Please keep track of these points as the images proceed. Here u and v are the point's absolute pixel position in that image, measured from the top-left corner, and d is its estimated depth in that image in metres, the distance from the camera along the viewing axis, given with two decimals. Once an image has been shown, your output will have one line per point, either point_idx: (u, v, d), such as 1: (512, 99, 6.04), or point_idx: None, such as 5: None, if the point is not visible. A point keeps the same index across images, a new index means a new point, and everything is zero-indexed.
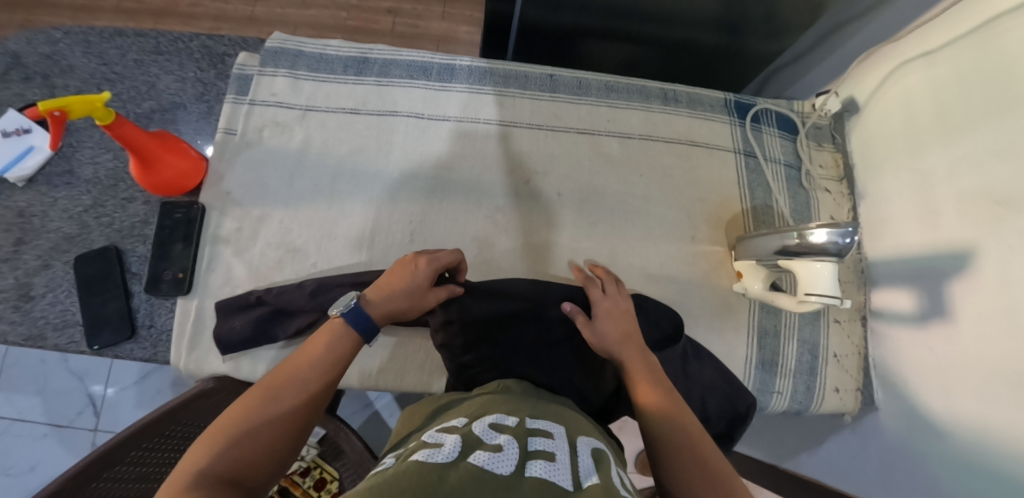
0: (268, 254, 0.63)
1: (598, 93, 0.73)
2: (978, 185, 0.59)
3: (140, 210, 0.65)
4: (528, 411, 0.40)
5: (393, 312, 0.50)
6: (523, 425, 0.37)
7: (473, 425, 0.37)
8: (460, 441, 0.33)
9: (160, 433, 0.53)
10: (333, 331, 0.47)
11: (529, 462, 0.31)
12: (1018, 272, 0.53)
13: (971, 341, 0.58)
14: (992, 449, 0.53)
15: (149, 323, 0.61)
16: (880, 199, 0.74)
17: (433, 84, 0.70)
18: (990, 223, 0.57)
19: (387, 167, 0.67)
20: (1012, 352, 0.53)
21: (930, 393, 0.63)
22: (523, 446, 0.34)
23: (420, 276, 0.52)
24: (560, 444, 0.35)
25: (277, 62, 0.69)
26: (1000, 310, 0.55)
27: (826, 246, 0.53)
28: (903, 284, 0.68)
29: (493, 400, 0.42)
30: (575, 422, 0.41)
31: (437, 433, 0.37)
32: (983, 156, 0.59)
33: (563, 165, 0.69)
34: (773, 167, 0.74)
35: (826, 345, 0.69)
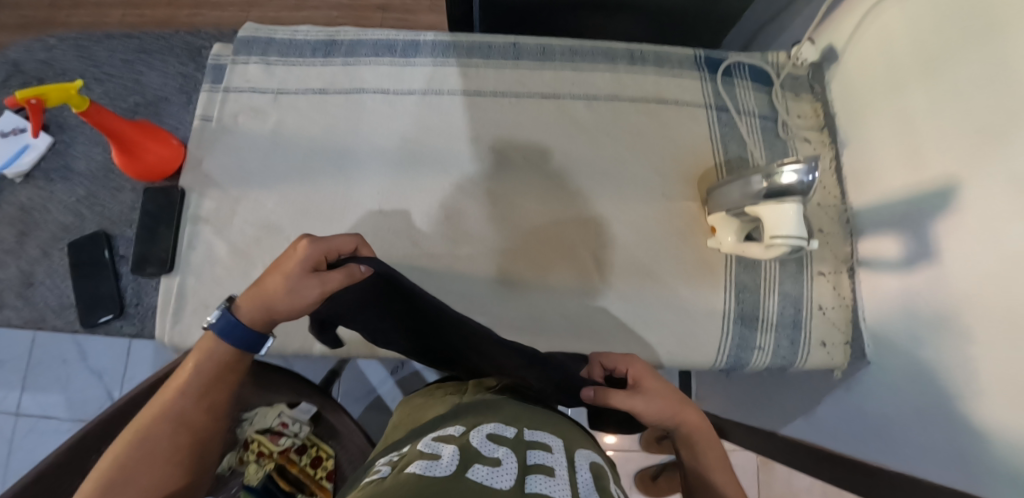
0: (245, 232, 0.66)
1: (562, 58, 0.72)
2: (959, 118, 0.56)
3: (128, 198, 0.69)
4: (524, 421, 0.40)
5: (269, 311, 0.44)
6: (520, 436, 0.36)
7: (469, 436, 0.35)
8: (457, 453, 0.32)
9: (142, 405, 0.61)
10: (207, 347, 0.46)
11: (531, 477, 0.30)
12: (1004, 205, 0.50)
13: (961, 283, 0.55)
14: (990, 396, 0.50)
15: (137, 301, 0.66)
16: (862, 146, 0.70)
17: (398, 60, 0.72)
18: (974, 157, 0.54)
19: (356, 142, 0.68)
20: (1000, 290, 0.50)
21: (928, 346, 0.59)
22: (522, 459, 0.33)
23: (295, 262, 0.43)
24: (558, 459, 0.34)
25: (250, 51, 0.71)
26: (987, 247, 0.52)
27: (795, 185, 0.52)
28: (891, 231, 0.65)
29: (488, 407, 0.41)
30: (572, 435, 0.41)
31: (433, 442, 0.35)
32: (965, 88, 0.55)
33: (529, 130, 0.69)
34: (748, 120, 0.72)
35: (809, 297, 0.67)
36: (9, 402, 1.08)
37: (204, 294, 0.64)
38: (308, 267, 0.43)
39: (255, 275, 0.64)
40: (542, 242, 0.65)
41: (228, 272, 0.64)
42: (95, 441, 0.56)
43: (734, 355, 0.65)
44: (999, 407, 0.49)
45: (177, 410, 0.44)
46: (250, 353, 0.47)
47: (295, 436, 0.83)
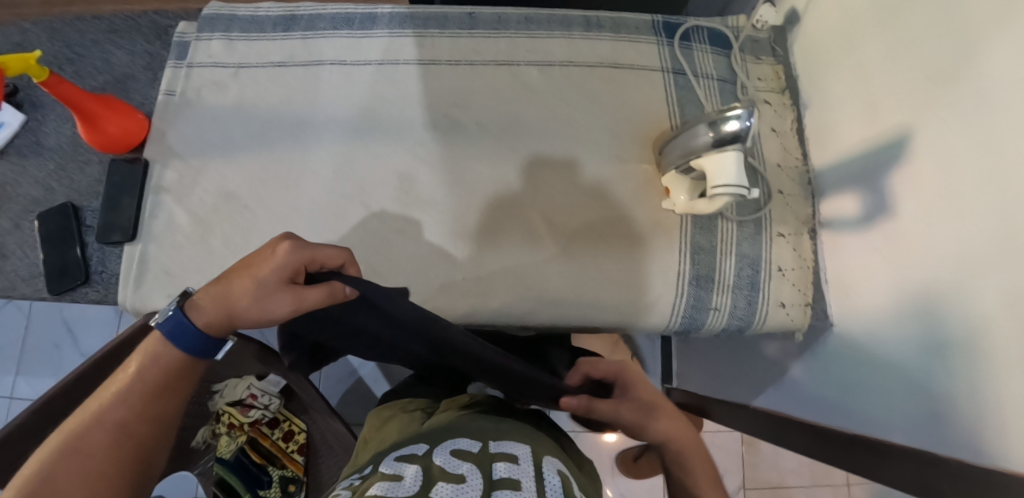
0: (205, 200, 0.67)
1: (517, 26, 0.73)
2: (912, 66, 0.54)
3: (96, 171, 0.71)
4: (491, 436, 0.44)
5: (231, 314, 0.43)
6: (485, 451, 0.41)
7: (433, 457, 0.39)
8: (421, 475, 0.36)
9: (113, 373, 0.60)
10: (152, 349, 0.44)
11: (495, 489, 0.34)
12: (954, 149, 0.48)
13: (917, 234, 0.53)
14: (948, 348, 0.48)
15: (101, 269, 0.68)
16: (823, 105, 0.69)
17: (355, 33, 0.73)
18: (927, 103, 0.52)
19: (313, 112, 0.70)
20: (954, 236, 0.49)
21: (887, 303, 0.57)
22: (488, 473, 0.37)
23: (268, 270, 0.41)
24: (525, 468, 0.38)
25: (212, 27, 0.73)
26: (941, 195, 0.50)
27: (740, 132, 0.52)
28: (851, 189, 0.63)
29: (453, 428, 0.46)
30: (538, 443, 0.46)
31: (397, 462, 0.39)
32: (916, 33, 0.53)
33: (483, 97, 0.69)
34: (706, 83, 0.71)
35: (768, 258, 0.66)
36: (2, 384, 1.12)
37: (165, 261, 0.65)
38: (284, 278, 0.41)
39: (214, 242, 0.66)
40: (494, 205, 0.66)
41: (188, 239, 0.66)
42: (65, 406, 0.56)
43: (689, 316, 0.65)
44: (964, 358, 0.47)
45: (122, 417, 0.40)
46: (204, 360, 0.46)
47: (265, 408, 0.86)
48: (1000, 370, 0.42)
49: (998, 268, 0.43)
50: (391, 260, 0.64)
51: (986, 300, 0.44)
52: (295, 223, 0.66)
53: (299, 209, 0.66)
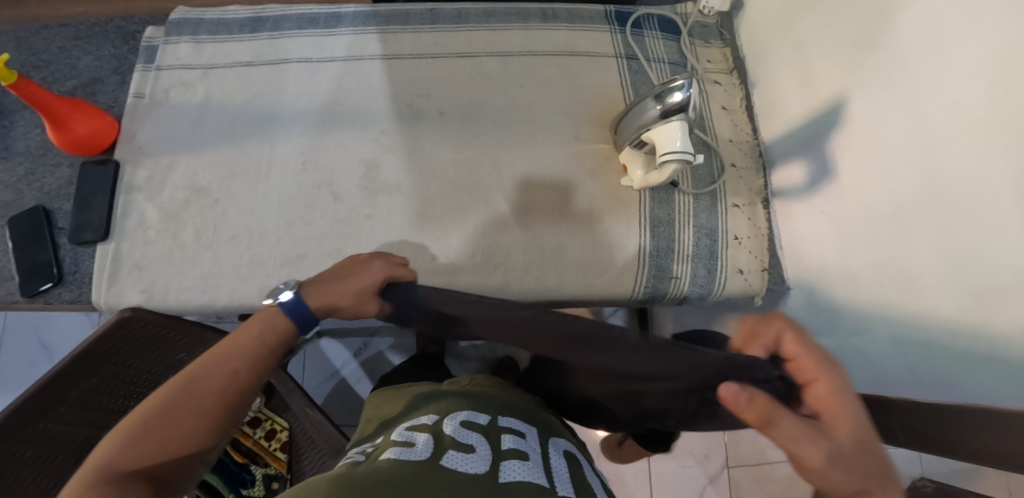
0: (176, 196, 0.69)
1: (476, 20, 0.76)
2: (839, 36, 0.58)
3: (66, 173, 0.71)
4: (499, 410, 0.47)
5: (328, 305, 0.44)
6: (492, 424, 0.44)
7: (442, 425, 0.42)
8: (432, 442, 0.38)
9: (95, 373, 0.60)
10: (267, 319, 0.44)
11: (502, 462, 0.38)
12: (881, 108, 0.52)
13: (854, 191, 0.56)
14: (889, 296, 0.51)
15: (75, 269, 0.68)
16: (767, 82, 0.73)
17: (321, 31, 0.75)
18: (855, 69, 0.56)
19: (282, 109, 0.72)
20: (884, 189, 0.52)
21: (832, 260, 0.61)
22: (495, 445, 0.40)
23: (367, 281, 0.45)
24: (530, 445, 0.42)
25: (180, 31, 0.75)
26: (872, 152, 0.54)
27: (683, 103, 0.55)
28: (796, 158, 0.67)
29: (464, 399, 0.48)
30: (543, 421, 0.49)
31: (408, 430, 0.42)
32: (841, 6, 0.57)
33: (445, 87, 0.72)
34: (658, 67, 0.75)
35: (724, 227, 0.69)
36: None
37: (138, 257, 0.66)
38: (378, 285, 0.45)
39: (185, 236, 0.67)
40: (458, 189, 0.68)
41: (160, 234, 0.67)
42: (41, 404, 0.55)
43: (651, 286, 0.67)
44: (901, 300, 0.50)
45: (220, 381, 0.40)
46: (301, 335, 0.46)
47: None
48: (939, 306, 0.45)
49: (925, 212, 0.47)
50: (362, 244, 0.66)
51: (920, 241, 0.47)
52: (265, 214, 0.67)
53: (269, 200, 0.68)
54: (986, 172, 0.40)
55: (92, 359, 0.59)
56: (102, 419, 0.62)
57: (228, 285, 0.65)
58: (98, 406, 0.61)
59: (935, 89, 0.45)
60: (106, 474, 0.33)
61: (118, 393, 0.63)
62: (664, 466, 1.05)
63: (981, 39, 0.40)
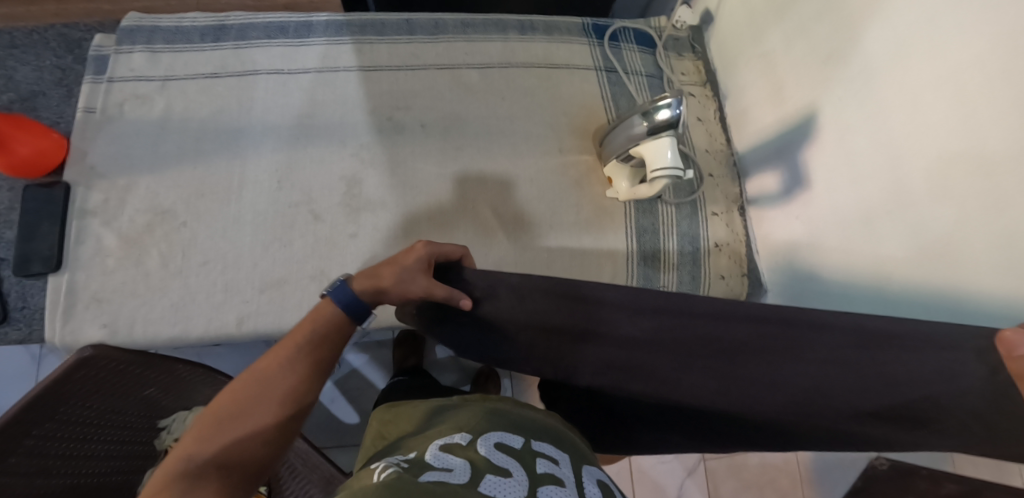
0: (136, 220, 0.64)
1: (454, 30, 0.75)
2: (808, 51, 0.61)
3: (5, 197, 0.65)
4: (529, 433, 0.43)
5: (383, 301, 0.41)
6: (526, 447, 0.41)
7: (477, 447, 0.39)
8: (469, 465, 0.36)
9: (50, 417, 0.53)
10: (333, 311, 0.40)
11: (541, 488, 0.35)
12: (851, 120, 0.55)
13: (828, 198, 0.60)
14: (859, 292, 0.55)
15: (22, 304, 0.62)
16: (738, 94, 0.76)
17: (291, 41, 0.72)
18: (823, 83, 0.59)
19: (251, 123, 0.68)
20: (856, 192, 0.55)
21: (804, 264, 0.64)
22: (531, 468, 0.38)
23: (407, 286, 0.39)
24: (565, 470, 0.40)
25: (133, 40, 0.70)
26: (842, 161, 0.57)
27: (670, 120, 0.56)
28: (771, 166, 0.70)
29: (494, 418, 0.44)
30: (571, 443, 0.46)
31: (440, 450, 0.38)
32: (809, 23, 0.60)
33: (424, 99, 0.71)
34: (636, 79, 0.77)
35: (704, 235, 0.71)
36: None
37: (97, 287, 0.61)
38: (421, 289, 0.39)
39: (150, 263, 0.62)
40: (444, 205, 0.67)
41: (119, 263, 0.62)
42: None
43: None
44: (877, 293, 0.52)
45: (286, 375, 0.36)
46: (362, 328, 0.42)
47: None
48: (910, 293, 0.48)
49: (896, 208, 0.49)
50: (347, 265, 0.64)
51: (890, 237, 0.50)
52: (239, 237, 0.64)
53: (243, 222, 0.64)
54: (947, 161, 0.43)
55: (46, 404, 0.52)
56: (58, 465, 0.55)
57: (204, 314, 0.61)
58: (51, 453, 0.55)
59: (895, 101, 0.49)
60: (186, 470, 0.30)
61: (71, 436, 0.56)
62: (645, 462, 1.06)
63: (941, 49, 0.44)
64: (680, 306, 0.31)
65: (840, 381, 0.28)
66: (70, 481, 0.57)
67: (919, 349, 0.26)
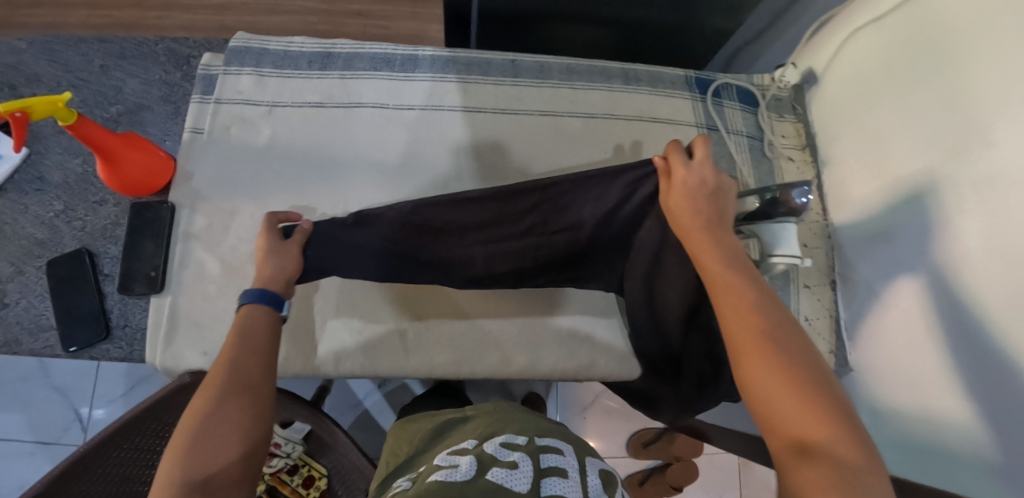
0: (239, 247, 0.64)
1: (560, 76, 0.74)
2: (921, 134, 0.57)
3: (111, 212, 0.65)
4: (534, 431, 0.49)
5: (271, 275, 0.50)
6: (531, 442, 0.45)
7: (484, 446, 0.44)
8: (475, 462, 0.40)
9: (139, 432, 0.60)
10: (255, 319, 0.47)
11: (545, 479, 0.39)
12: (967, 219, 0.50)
13: (922, 290, 0.56)
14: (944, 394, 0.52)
15: (123, 323, 0.62)
16: (839, 166, 0.71)
17: (396, 75, 0.72)
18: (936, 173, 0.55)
19: (354, 158, 0.67)
20: (944, 270, 0.53)
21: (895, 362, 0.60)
22: (537, 462, 0.41)
23: (272, 264, 0.50)
24: (569, 461, 0.43)
25: (242, 61, 0.70)
26: (945, 257, 0.53)
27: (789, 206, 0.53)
28: (865, 248, 0.66)
29: (500, 420, 0.51)
30: (572, 441, 0.51)
31: (450, 455, 0.43)
32: (928, 109, 0.56)
33: (528, 147, 0.70)
34: (736, 138, 0.76)
35: (795, 309, 0.72)
36: None
37: (196, 313, 0.61)
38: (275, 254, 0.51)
39: None
40: None
41: (221, 290, 0.62)
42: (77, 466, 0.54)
43: None
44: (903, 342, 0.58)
45: (234, 376, 0.42)
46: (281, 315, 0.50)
47: (288, 456, 0.80)
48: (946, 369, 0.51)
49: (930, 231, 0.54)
50: (436, 311, 0.64)
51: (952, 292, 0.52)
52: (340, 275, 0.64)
53: None
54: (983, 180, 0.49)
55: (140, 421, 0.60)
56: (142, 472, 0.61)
57: (301, 348, 0.61)
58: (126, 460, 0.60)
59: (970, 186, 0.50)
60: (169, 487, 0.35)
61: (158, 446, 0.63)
62: None
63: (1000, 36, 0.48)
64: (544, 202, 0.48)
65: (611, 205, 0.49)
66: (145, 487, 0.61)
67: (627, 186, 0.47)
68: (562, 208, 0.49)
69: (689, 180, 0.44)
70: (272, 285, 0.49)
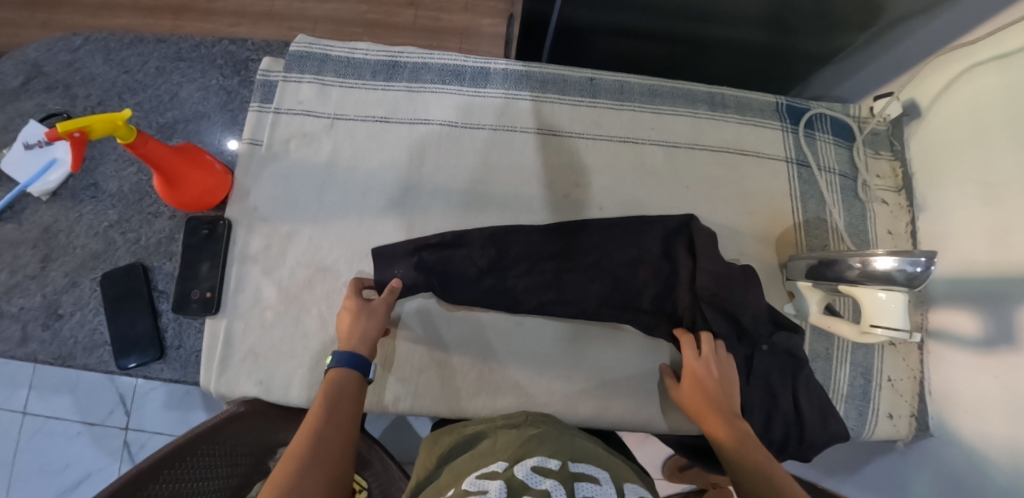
0: (297, 272, 0.61)
1: (641, 98, 0.69)
2: None
3: (166, 225, 0.63)
4: (567, 455, 0.42)
5: (363, 334, 0.53)
6: (566, 470, 0.39)
7: (514, 469, 0.39)
8: (506, 488, 0.36)
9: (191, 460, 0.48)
10: (341, 385, 0.49)
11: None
12: None
13: None
14: None
15: (178, 344, 0.60)
16: (941, 213, 0.64)
17: (466, 90, 0.67)
18: None
19: (421, 181, 0.64)
20: None
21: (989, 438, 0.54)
22: (571, 493, 0.36)
23: (368, 323, 0.54)
24: (606, 492, 0.37)
25: (303, 68, 0.66)
26: None
27: (893, 273, 0.49)
28: (966, 307, 0.59)
29: (532, 442, 0.44)
30: (614, 465, 0.43)
31: (478, 479, 0.39)
32: None
33: (605, 177, 0.66)
34: (827, 177, 0.71)
35: (880, 368, 0.67)
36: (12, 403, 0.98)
37: (254, 340, 0.59)
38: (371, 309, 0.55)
39: (309, 321, 0.59)
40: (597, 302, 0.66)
41: (278, 317, 0.59)
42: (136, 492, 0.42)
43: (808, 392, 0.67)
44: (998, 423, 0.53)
45: (319, 448, 0.43)
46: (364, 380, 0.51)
47: None
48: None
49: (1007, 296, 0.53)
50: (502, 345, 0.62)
51: None
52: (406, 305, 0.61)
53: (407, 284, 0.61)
54: None
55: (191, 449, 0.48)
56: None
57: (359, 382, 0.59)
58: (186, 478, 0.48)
59: None
60: None
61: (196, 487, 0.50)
62: None
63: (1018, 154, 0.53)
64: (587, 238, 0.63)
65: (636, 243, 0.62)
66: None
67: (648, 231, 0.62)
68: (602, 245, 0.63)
69: (698, 367, 0.56)
70: (359, 345, 0.52)
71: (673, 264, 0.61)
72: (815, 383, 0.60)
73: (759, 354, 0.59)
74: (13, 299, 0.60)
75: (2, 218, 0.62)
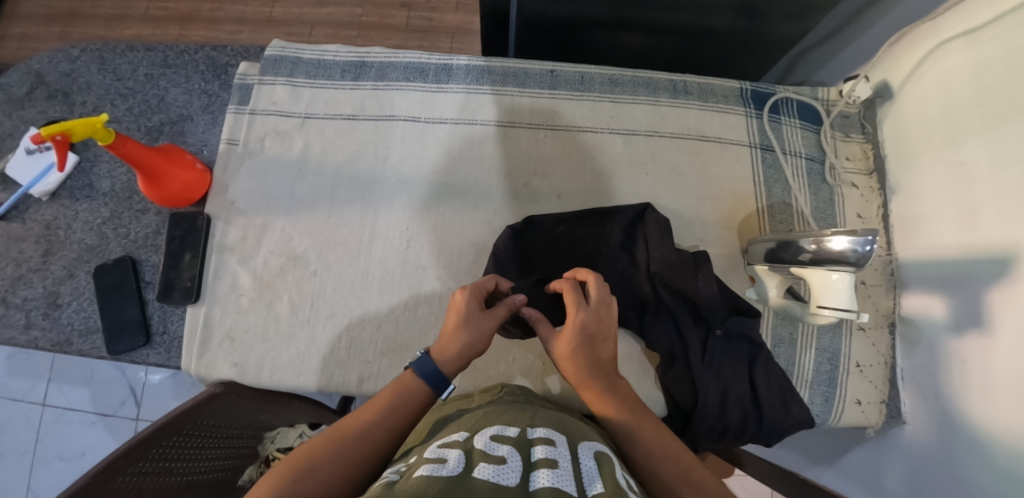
0: (270, 262, 0.64)
1: (601, 87, 0.71)
2: (1020, 180, 0.47)
3: (152, 221, 0.68)
4: (526, 422, 0.42)
5: (459, 352, 0.48)
6: (523, 435, 0.39)
7: (474, 440, 0.38)
8: (464, 457, 0.34)
9: (180, 432, 0.51)
10: (408, 385, 0.47)
11: (534, 473, 0.32)
12: None
13: (1009, 357, 0.47)
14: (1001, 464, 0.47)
15: (162, 329, 0.64)
16: (913, 194, 0.62)
17: (430, 86, 0.70)
18: None
19: (387, 174, 0.67)
20: None
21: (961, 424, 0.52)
22: (527, 456, 0.35)
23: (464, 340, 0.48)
24: (562, 451, 0.36)
25: (277, 71, 0.70)
26: None
27: (846, 253, 0.49)
28: (935, 289, 0.57)
29: (493, 413, 0.44)
30: (575, 430, 0.43)
31: (439, 448, 0.37)
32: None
33: (564, 167, 0.68)
34: (793, 160, 0.71)
35: (848, 353, 0.66)
36: (34, 394, 1.06)
37: (230, 326, 0.62)
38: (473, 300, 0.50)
39: (280, 308, 0.63)
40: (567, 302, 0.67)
41: (252, 304, 0.63)
42: (122, 460, 0.46)
43: None
44: (970, 408, 0.52)
45: (359, 438, 0.42)
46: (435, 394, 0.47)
47: None
48: (994, 436, 0.48)
49: (977, 281, 0.51)
50: None
51: (1010, 352, 0.47)
52: (368, 294, 0.63)
53: (371, 273, 0.64)
54: (1016, 242, 0.47)
55: (179, 425, 0.50)
56: (163, 483, 0.51)
57: (326, 366, 0.61)
58: (171, 456, 0.52)
59: None
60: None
61: (181, 455, 0.54)
62: None
63: (988, 137, 0.51)
64: (548, 231, 0.63)
65: (597, 234, 0.63)
66: (185, 478, 0.55)
67: (609, 220, 0.63)
68: (568, 239, 0.63)
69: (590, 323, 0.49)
70: (447, 360, 0.48)
71: (637, 253, 0.62)
72: (773, 365, 0.59)
73: (713, 339, 0.58)
74: (18, 290, 0.66)
75: (9, 216, 0.68)
